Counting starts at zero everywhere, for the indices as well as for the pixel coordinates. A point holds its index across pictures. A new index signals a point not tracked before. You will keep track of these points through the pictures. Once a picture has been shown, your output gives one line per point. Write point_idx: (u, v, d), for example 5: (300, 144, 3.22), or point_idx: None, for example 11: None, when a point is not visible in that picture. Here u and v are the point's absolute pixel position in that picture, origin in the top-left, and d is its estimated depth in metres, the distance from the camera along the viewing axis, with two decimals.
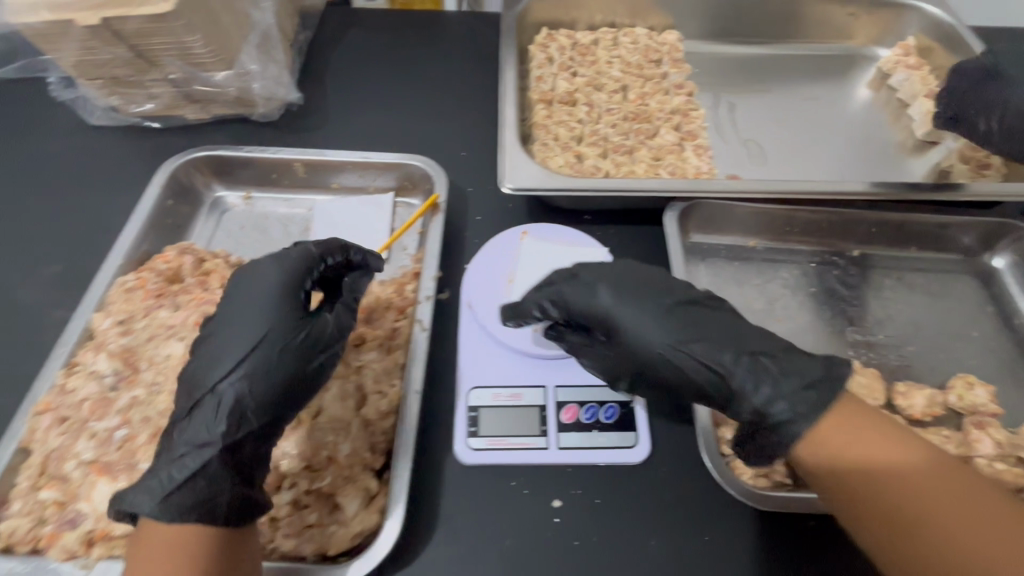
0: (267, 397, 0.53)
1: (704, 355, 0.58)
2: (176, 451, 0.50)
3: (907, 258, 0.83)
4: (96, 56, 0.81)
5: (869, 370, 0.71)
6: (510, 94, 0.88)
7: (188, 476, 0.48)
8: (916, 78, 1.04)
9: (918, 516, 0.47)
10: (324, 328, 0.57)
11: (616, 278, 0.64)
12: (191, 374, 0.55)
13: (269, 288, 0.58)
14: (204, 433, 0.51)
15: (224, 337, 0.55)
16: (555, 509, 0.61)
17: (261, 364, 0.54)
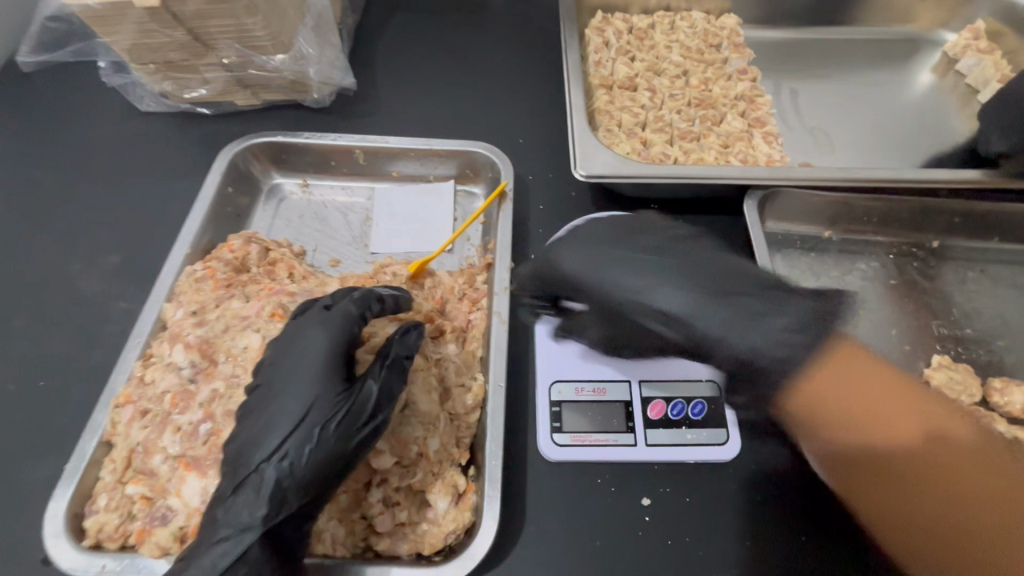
0: (304, 482, 0.47)
1: (737, 314, 0.54)
2: (215, 530, 0.46)
3: (991, 250, 0.80)
4: (153, 39, 0.76)
5: (962, 365, 0.68)
6: (575, 79, 0.85)
7: (230, 562, 0.45)
8: (988, 63, 1.00)
9: (877, 478, 0.51)
10: (367, 400, 0.50)
11: (603, 235, 0.64)
12: (231, 449, 0.50)
13: (312, 358, 0.52)
14: (241, 521, 0.46)
15: (263, 412, 0.50)
16: (645, 508, 0.59)
17: (300, 446, 0.48)
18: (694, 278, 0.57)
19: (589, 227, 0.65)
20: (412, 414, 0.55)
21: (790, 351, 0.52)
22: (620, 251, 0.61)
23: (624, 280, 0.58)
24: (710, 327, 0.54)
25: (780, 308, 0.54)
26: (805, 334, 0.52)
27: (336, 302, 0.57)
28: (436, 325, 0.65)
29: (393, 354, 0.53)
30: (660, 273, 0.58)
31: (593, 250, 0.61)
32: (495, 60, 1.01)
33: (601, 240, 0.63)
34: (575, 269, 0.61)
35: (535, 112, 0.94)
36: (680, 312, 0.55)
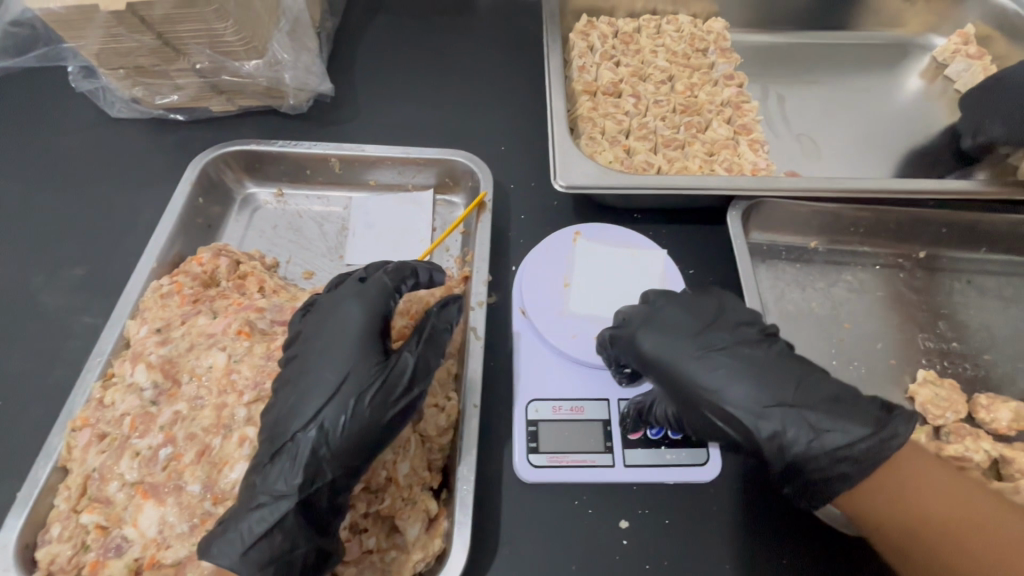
0: (342, 449, 0.47)
1: (718, 368, 0.53)
2: (254, 494, 0.46)
3: (978, 261, 0.79)
4: (121, 44, 0.73)
5: (948, 381, 0.66)
6: (557, 86, 0.83)
7: (266, 528, 0.45)
8: (977, 69, 0.99)
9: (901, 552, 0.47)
10: (402, 369, 0.50)
11: (684, 320, 0.57)
12: (269, 416, 0.50)
13: (350, 327, 0.53)
14: (280, 484, 0.46)
15: (302, 378, 0.51)
16: (622, 531, 0.57)
17: (339, 413, 0.48)
18: (784, 376, 0.51)
19: (661, 308, 0.59)
20: None
21: (843, 469, 0.48)
22: (701, 347, 0.54)
23: (702, 377, 0.52)
24: (783, 439, 0.49)
25: (843, 421, 0.49)
26: (865, 452, 0.47)
27: (370, 275, 0.59)
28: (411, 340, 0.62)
29: (428, 325, 0.54)
30: (775, 373, 0.51)
31: (679, 340, 0.55)
32: (478, 65, 0.99)
33: (684, 326, 0.56)
34: (658, 358, 0.55)
35: (518, 119, 0.92)
36: (814, 425, 0.49)
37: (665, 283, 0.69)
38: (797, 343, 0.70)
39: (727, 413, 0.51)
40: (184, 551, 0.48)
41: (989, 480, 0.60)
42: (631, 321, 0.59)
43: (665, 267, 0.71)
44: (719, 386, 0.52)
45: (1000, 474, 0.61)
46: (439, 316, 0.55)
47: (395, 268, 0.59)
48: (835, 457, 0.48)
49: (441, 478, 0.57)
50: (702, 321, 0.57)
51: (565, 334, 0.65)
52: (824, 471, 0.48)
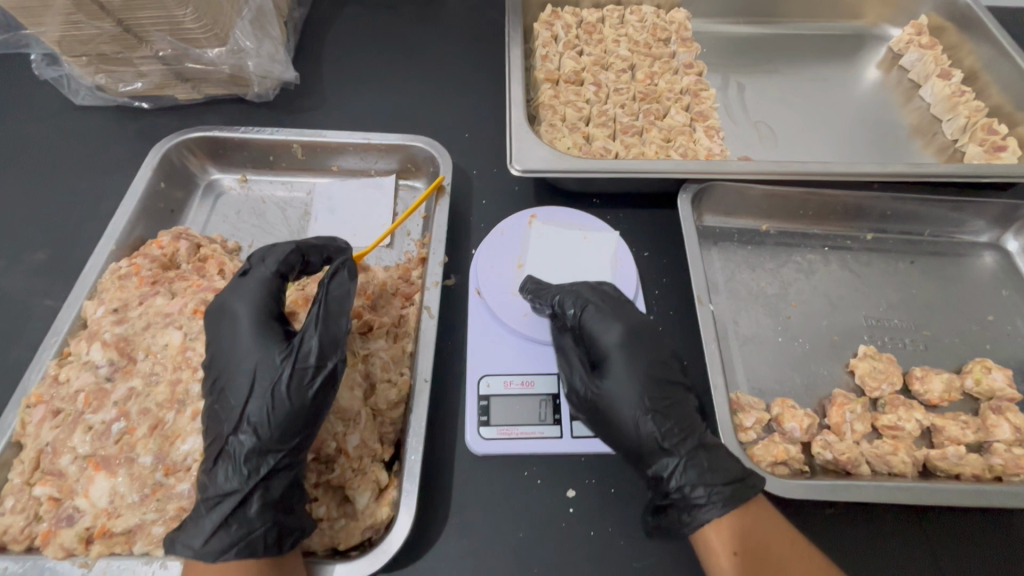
0: (273, 433, 0.49)
1: (650, 390, 0.57)
2: (208, 491, 0.48)
3: (921, 241, 0.82)
4: (82, 31, 0.74)
5: (886, 355, 0.69)
6: (516, 73, 0.85)
7: (219, 520, 0.47)
8: (929, 58, 1.02)
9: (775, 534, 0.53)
10: (308, 351, 0.51)
11: (650, 346, 0.60)
12: (205, 416, 0.51)
13: (247, 324, 0.53)
14: (227, 482, 0.48)
15: (219, 381, 0.51)
16: (569, 499, 0.59)
17: (262, 407, 0.49)
18: (695, 420, 0.57)
19: (615, 310, 0.62)
20: (333, 411, 0.56)
21: (701, 495, 0.53)
22: (643, 374, 0.58)
23: (620, 393, 0.57)
24: (674, 466, 0.54)
25: (707, 465, 0.54)
26: (719, 495, 0.52)
27: (252, 265, 0.58)
28: (365, 320, 0.64)
29: (320, 298, 0.54)
30: (676, 409, 0.57)
31: (640, 365, 0.59)
32: (444, 55, 1.00)
33: (641, 348, 0.60)
34: (611, 353, 0.60)
35: (481, 107, 0.93)
36: (738, 475, 0.53)
37: (617, 263, 0.72)
38: (744, 321, 0.73)
39: (644, 435, 0.55)
40: (134, 520, 0.49)
41: (920, 447, 0.63)
42: (606, 314, 0.61)
43: (617, 248, 0.73)
44: (632, 400, 0.57)
45: (931, 442, 0.64)
46: (326, 289, 0.55)
47: (279, 256, 0.58)
48: (744, 498, 0.52)
49: (394, 450, 0.59)
50: (656, 354, 0.60)
51: (518, 313, 0.68)
52: (687, 497, 0.53)
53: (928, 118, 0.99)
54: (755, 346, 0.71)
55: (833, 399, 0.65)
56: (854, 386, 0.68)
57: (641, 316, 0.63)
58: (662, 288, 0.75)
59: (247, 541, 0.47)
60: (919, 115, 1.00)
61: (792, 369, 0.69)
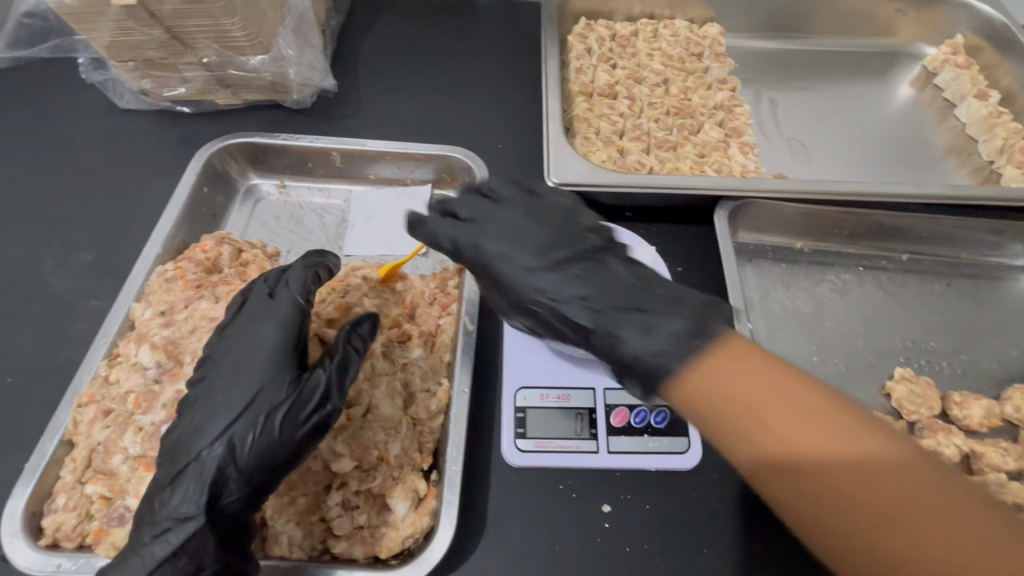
0: (246, 464, 0.47)
1: (606, 288, 0.54)
2: (163, 500, 0.47)
3: (957, 263, 0.81)
4: (132, 37, 0.75)
5: (923, 379, 0.69)
6: (552, 86, 0.86)
7: (172, 547, 0.46)
8: (965, 78, 1.01)
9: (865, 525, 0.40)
10: (317, 393, 0.50)
11: (567, 227, 0.59)
12: (184, 419, 0.50)
13: (261, 345, 0.52)
14: (185, 500, 0.46)
15: (209, 400, 0.50)
16: (605, 514, 0.59)
17: (246, 431, 0.48)
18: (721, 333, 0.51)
19: (472, 216, 0.61)
20: (375, 419, 0.56)
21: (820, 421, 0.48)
22: (558, 265, 0.56)
23: (540, 285, 0.55)
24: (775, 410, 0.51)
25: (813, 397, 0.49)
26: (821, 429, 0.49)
27: (278, 288, 0.57)
28: (404, 329, 0.65)
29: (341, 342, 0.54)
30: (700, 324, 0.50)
31: (537, 227, 0.58)
32: (478, 66, 1.01)
33: (535, 236, 0.58)
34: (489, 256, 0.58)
35: (515, 118, 0.94)
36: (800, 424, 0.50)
37: None
38: (780, 339, 0.73)
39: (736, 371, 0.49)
40: None
41: (959, 473, 0.63)
42: (480, 220, 0.60)
43: (653, 263, 0.76)
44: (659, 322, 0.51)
45: (970, 468, 0.63)
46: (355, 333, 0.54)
47: (303, 281, 0.58)
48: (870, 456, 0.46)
49: (433, 459, 0.59)
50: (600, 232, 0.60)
51: None
52: None
53: (963, 137, 0.98)
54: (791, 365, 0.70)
55: None
56: (891, 408, 0.68)
57: (492, 210, 0.60)
58: None
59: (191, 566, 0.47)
60: (953, 135, 0.99)
61: None
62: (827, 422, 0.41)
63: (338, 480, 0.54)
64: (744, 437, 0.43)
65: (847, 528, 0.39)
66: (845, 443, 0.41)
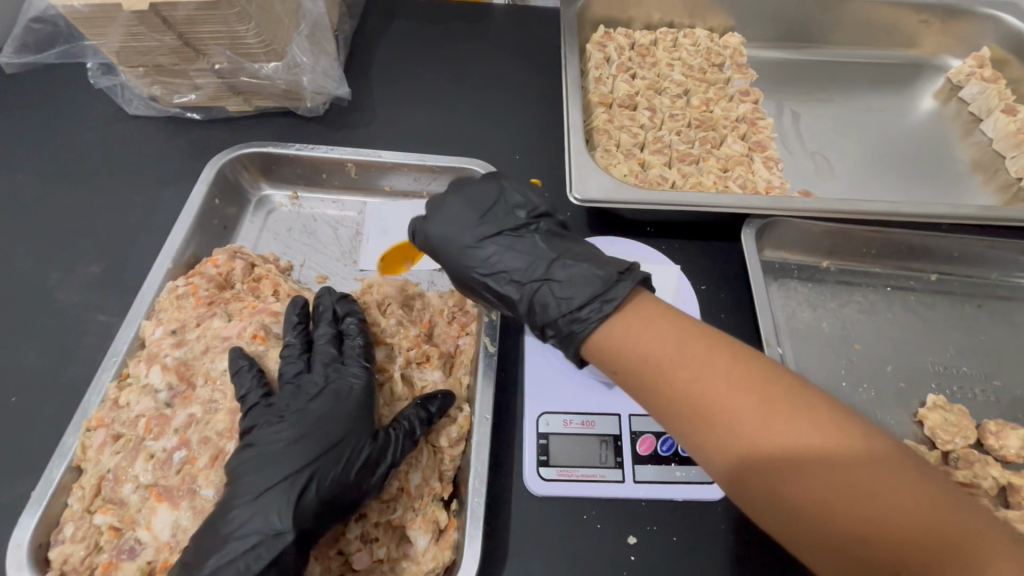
0: (325, 502, 0.48)
1: (519, 267, 0.57)
2: (235, 526, 0.47)
3: (988, 285, 0.79)
4: (143, 43, 0.73)
5: (957, 407, 0.66)
6: (573, 98, 0.83)
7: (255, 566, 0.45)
8: (992, 92, 0.99)
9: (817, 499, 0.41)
10: (396, 447, 0.52)
11: (508, 209, 0.61)
12: (253, 447, 0.50)
13: (344, 379, 0.55)
14: (267, 523, 0.46)
15: (288, 426, 0.51)
16: (630, 546, 0.57)
17: (336, 459, 0.50)
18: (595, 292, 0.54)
19: (447, 204, 0.61)
20: None
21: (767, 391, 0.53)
22: (494, 248, 0.58)
23: (476, 262, 0.59)
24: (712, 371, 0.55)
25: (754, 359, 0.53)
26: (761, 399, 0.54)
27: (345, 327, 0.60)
28: (424, 350, 0.62)
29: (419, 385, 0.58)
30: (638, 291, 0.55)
31: (463, 205, 0.61)
32: (494, 74, 0.99)
33: (494, 220, 0.60)
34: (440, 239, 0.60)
35: (532, 129, 0.92)
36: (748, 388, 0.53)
37: (677, 297, 0.72)
38: (809, 363, 0.70)
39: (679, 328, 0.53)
40: None
41: (996, 507, 0.61)
42: (452, 216, 0.60)
43: (677, 282, 0.73)
44: (573, 289, 0.54)
45: (1007, 502, 0.61)
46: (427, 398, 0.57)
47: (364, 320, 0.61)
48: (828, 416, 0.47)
49: (452, 488, 0.58)
50: (527, 205, 0.61)
51: None
52: None
53: (990, 153, 0.96)
54: (820, 390, 0.68)
55: None
56: (923, 437, 0.66)
57: (458, 206, 0.61)
58: (721, 324, 0.73)
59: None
60: (979, 150, 0.97)
61: None
62: (786, 405, 0.43)
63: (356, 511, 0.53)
64: (704, 421, 0.45)
65: (794, 499, 0.41)
66: (801, 420, 0.42)
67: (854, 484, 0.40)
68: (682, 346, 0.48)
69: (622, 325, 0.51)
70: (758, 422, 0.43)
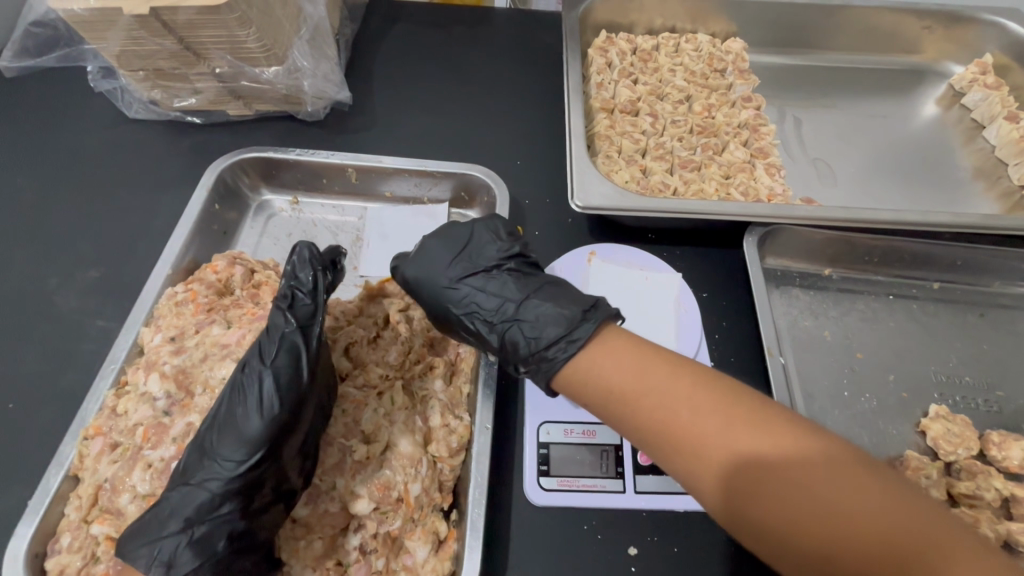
0: (293, 459, 0.50)
1: (490, 299, 0.59)
2: (207, 460, 0.47)
3: (989, 293, 0.79)
4: (143, 47, 0.72)
5: (960, 417, 0.66)
6: (575, 104, 0.83)
7: (179, 527, 0.45)
8: (995, 98, 0.98)
9: (785, 502, 0.41)
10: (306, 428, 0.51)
11: (475, 246, 0.62)
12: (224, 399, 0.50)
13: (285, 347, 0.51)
14: (226, 463, 0.47)
15: (232, 396, 0.49)
16: (631, 557, 0.57)
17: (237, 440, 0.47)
18: (558, 313, 0.55)
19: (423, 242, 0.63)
20: (394, 458, 0.54)
21: None
22: (455, 277, 0.60)
23: (452, 299, 0.60)
24: None
25: None
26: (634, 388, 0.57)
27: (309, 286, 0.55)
28: (426, 362, 0.63)
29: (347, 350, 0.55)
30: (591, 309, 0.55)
31: (439, 246, 0.62)
32: (495, 78, 0.99)
33: (460, 254, 0.62)
34: (419, 291, 0.61)
35: (534, 134, 0.92)
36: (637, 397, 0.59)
37: (679, 305, 0.71)
38: (812, 372, 0.70)
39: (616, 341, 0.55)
40: None
41: (998, 518, 0.60)
42: (418, 257, 0.62)
43: (679, 290, 0.73)
44: (542, 321, 0.55)
45: (1010, 513, 0.61)
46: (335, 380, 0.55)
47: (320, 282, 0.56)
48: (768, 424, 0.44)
49: (452, 498, 0.58)
50: (498, 242, 0.62)
51: None
52: None
53: (992, 160, 0.96)
54: (823, 400, 0.68)
55: (906, 462, 0.62)
56: (925, 447, 0.65)
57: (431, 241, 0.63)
58: (722, 332, 0.72)
59: (171, 554, 0.44)
60: (981, 157, 0.96)
61: (858, 427, 0.66)
62: (739, 420, 0.44)
63: (356, 529, 0.53)
64: (670, 441, 0.45)
65: (781, 514, 0.41)
66: (757, 431, 0.43)
67: (832, 497, 0.40)
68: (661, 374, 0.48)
69: (604, 357, 0.51)
70: (727, 438, 0.43)
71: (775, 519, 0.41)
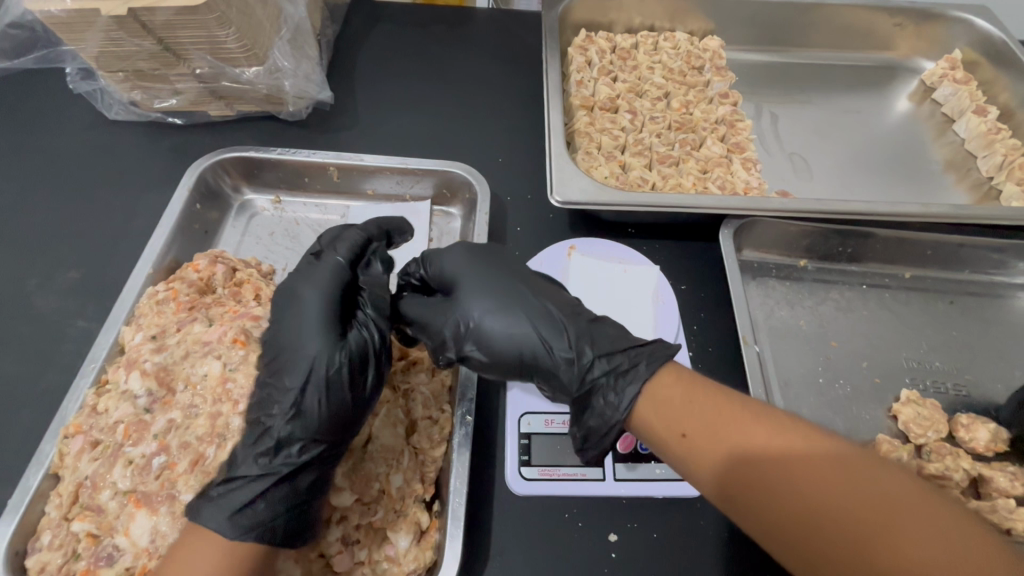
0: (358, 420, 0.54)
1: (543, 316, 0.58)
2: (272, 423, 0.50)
3: (959, 281, 0.81)
4: (121, 48, 0.73)
5: (930, 401, 0.68)
6: (555, 101, 0.84)
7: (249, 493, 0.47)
8: (964, 93, 1.01)
9: (853, 524, 0.39)
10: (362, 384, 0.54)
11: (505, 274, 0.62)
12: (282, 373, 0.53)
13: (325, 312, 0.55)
14: (287, 423, 0.50)
15: (288, 367, 0.52)
16: (611, 544, 0.58)
17: (309, 399, 0.51)
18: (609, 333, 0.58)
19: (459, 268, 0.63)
20: (378, 449, 0.56)
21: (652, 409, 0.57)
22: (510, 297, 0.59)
23: (503, 322, 0.58)
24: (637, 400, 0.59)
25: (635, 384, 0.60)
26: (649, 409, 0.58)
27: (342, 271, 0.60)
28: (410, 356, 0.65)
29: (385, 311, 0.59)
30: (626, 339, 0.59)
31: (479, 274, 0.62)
32: (477, 78, 1.00)
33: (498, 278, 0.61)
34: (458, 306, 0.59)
35: (515, 132, 0.93)
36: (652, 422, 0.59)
37: (657, 297, 0.73)
38: (787, 360, 0.72)
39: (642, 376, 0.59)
40: None
41: (966, 498, 0.62)
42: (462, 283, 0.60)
43: (657, 282, 0.74)
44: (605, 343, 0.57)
45: (978, 493, 0.63)
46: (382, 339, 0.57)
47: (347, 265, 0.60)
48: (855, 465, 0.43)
49: (435, 489, 0.58)
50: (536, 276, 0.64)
51: None
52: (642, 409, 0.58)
53: (962, 153, 0.98)
54: (798, 388, 0.69)
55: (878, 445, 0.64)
56: (897, 431, 0.67)
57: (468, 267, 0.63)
58: (700, 323, 0.74)
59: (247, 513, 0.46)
60: (952, 150, 0.99)
61: (832, 412, 0.68)
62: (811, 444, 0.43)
63: (338, 519, 0.53)
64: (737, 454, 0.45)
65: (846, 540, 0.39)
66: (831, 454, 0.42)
67: (913, 525, 0.38)
68: (732, 401, 0.48)
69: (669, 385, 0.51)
70: (798, 455, 0.43)
71: (837, 543, 0.39)
